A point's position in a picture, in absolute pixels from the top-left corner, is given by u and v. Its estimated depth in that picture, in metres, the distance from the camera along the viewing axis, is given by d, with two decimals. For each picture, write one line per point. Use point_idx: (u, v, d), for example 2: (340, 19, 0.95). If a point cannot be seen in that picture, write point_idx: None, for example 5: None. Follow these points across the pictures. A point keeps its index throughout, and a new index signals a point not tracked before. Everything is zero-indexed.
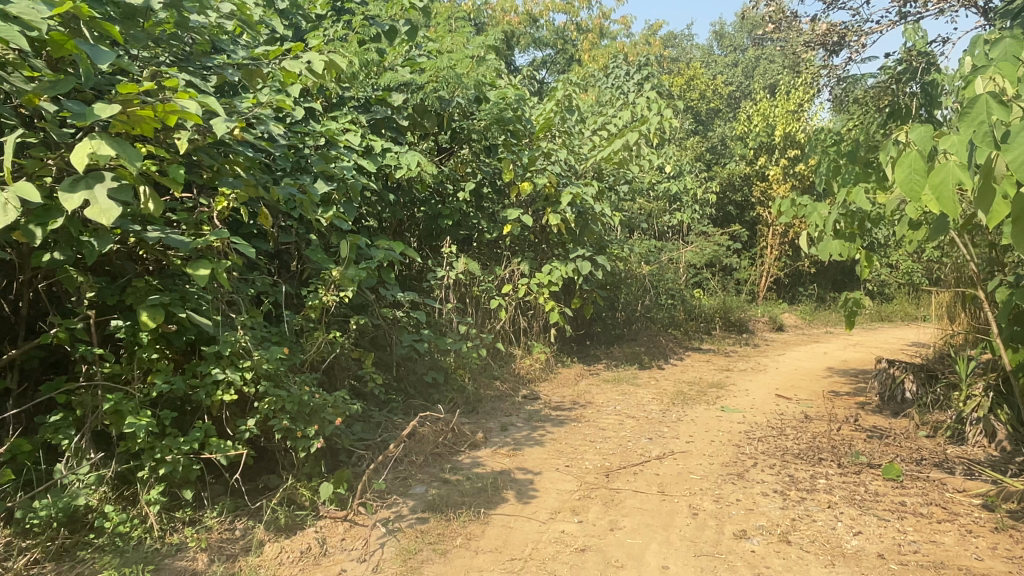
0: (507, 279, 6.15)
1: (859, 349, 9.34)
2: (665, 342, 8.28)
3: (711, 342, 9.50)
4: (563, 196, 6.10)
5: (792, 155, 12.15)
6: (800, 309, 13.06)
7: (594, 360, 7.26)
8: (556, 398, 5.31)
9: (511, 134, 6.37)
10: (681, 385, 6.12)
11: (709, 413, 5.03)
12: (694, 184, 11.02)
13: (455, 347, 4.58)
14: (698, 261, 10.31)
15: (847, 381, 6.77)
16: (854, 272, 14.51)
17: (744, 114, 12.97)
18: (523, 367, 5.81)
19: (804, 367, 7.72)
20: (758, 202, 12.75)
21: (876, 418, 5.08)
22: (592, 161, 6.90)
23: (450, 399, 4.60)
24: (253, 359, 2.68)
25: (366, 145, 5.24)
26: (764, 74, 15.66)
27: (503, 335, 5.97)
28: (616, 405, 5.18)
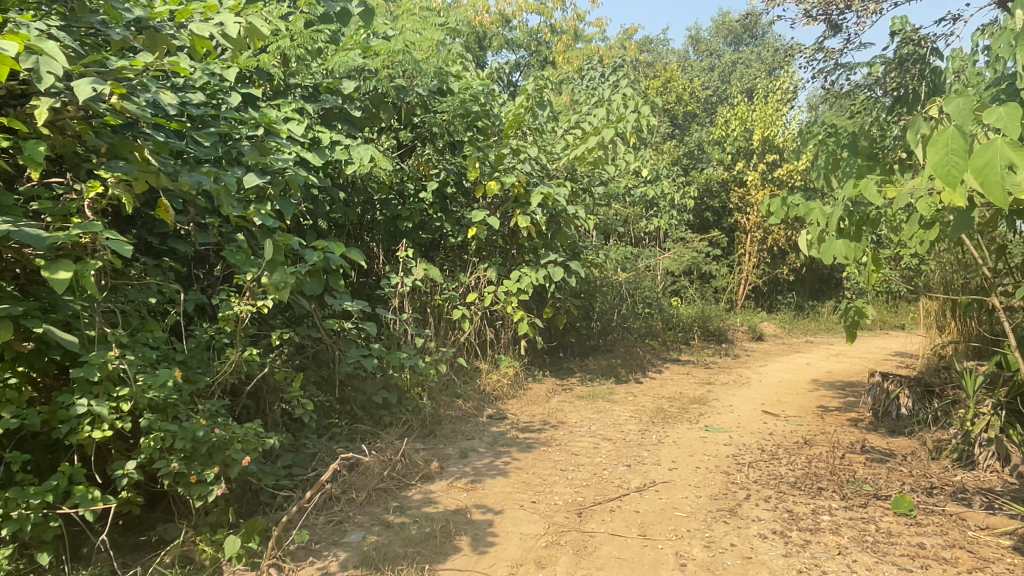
0: (473, 287, 5.64)
1: (842, 360, 8.99)
2: (643, 353, 7.83)
3: (690, 353, 9.08)
4: (534, 196, 5.55)
5: (770, 160, 11.84)
6: (779, 318, 12.75)
7: (568, 374, 6.77)
8: (524, 418, 4.81)
9: (478, 130, 5.89)
10: (660, 401, 5.65)
11: (693, 434, 4.56)
12: (672, 189, 10.65)
13: (409, 363, 4.06)
14: (676, 268, 9.92)
15: (836, 395, 6.37)
16: (832, 280, 14.26)
17: (722, 118, 12.65)
18: (489, 384, 5.30)
19: (788, 380, 7.31)
20: (736, 208, 12.43)
21: (873, 438, 4.65)
22: (565, 161, 6.45)
23: (404, 422, 4.07)
24: (133, 386, 2.15)
25: (313, 137, 4.75)
26: (740, 78, 15.40)
27: (468, 348, 5.46)
28: (591, 425, 4.68)
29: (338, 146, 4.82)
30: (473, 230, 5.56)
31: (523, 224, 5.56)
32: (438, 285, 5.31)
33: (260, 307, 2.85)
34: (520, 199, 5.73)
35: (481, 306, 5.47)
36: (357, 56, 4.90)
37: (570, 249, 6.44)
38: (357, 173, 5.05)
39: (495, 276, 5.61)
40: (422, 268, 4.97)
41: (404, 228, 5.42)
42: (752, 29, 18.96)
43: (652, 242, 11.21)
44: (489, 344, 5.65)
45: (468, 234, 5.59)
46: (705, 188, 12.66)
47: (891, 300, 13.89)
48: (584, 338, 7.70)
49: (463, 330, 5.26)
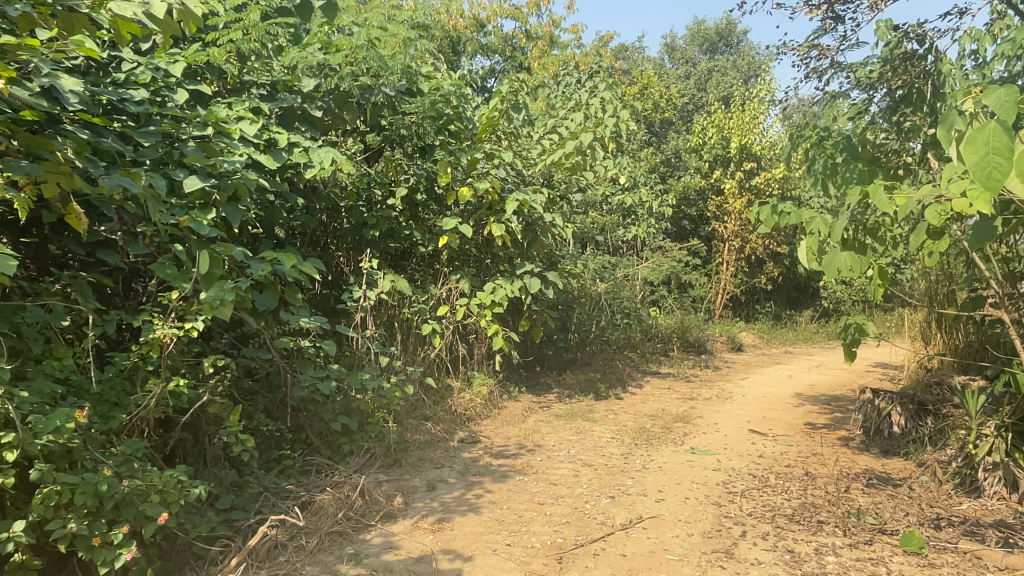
0: (444, 300, 5.30)
1: (823, 371, 8.80)
2: (623, 367, 7.55)
3: (669, 365, 8.83)
4: (509, 203, 5.22)
5: (748, 168, 11.70)
6: (757, 327, 12.58)
7: (545, 390, 6.45)
8: (499, 442, 4.47)
9: (450, 133, 5.58)
10: (642, 420, 5.34)
11: (679, 458, 4.26)
12: (650, 197, 10.43)
13: (372, 386, 3.70)
14: (655, 277, 9.68)
15: (823, 410, 6.13)
16: (809, 289, 14.16)
17: (699, 125, 12.50)
18: (461, 404, 4.95)
19: (772, 393, 7.07)
20: (714, 217, 12.27)
21: (868, 459, 4.40)
22: (542, 166, 6.14)
23: (366, 451, 3.71)
24: (20, 433, 1.81)
25: (269, 139, 4.39)
26: (717, 86, 15.29)
27: (439, 365, 5.11)
28: (571, 449, 4.36)
29: (296, 148, 4.47)
30: (444, 239, 5.22)
31: (497, 232, 5.24)
32: (406, 298, 4.97)
33: (189, 329, 2.50)
34: (495, 206, 5.40)
35: (453, 320, 5.13)
36: (318, 52, 4.56)
37: (547, 260, 6.13)
38: (318, 177, 4.70)
39: (467, 287, 5.28)
40: (389, 280, 4.62)
41: (370, 236, 5.07)
42: (727, 37, 18.94)
43: (629, 251, 10.98)
44: (462, 361, 5.31)
45: (438, 243, 5.26)
46: (683, 196, 12.48)
47: (868, 308, 13.83)
48: (561, 350, 7.39)
49: (433, 346, 4.92)
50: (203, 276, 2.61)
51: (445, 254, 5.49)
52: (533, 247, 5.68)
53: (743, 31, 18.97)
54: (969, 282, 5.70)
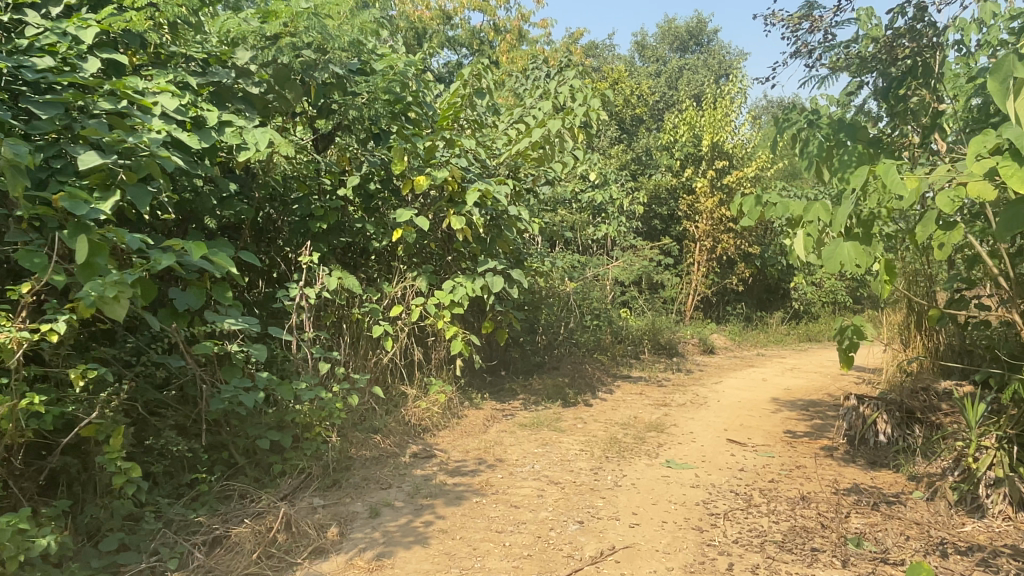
0: (399, 300, 4.84)
1: (798, 375, 8.53)
2: (592, 370, 7.17)
3: (641, 369, 8.48)
4: (469, 193, 4.77)
5: (720, 166, 11.46)
6: (729, 329, 12.35)
7: (509, 397, 6.02)
8: (455, 456, 4.03)
9: (406, 119, 5.14)
10: (614, 429, 4.96)
11: (654, 472, 3.89)
12: (620, 195, 10.10)
13: (308, 396, 3.24)
14: (626, 277, 9.34)
15: (801, 416, 5.83)
16: (779, 290, 13.99)
17: (670, 123, 12.23)
18: (416, 415, 4.50)
19: (747, 398, 6.76)
20: (685, 216, 12.00)
21: (855, 472, 4.07)
22: (507, 156, 5.72)
23: (301, 471, 3.25)
24: None
25: (196, 117, 3.91)
26: (688, 83, 15.07)
27: (392, 371, 4.66)
28: (535, 464, 3.95)
29: (226, 126, 4.01)
30: (398, 232, 4.77)
31: (456, 225, 4.79)
32: (355, 297, 4.51)
33: (46, 333, 2.17)
34: (454, 196, 4.95)
35: (407, 322, 4.68)
36: (253, 20, 4.10)
37: (513, 256, 5.71)
38: (254, 161, 4.23)
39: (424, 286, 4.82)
40: (334, 276, 4.16)
41: (316, 229, 4.61)
42: (697, 36, 18.82)
43: (599, 250, 10.64)
44: (418, 367, 4.85)
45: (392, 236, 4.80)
46: (654, 195, 12.17)
47: (838, 310, 13.72)
48: (527, 354, 6.97)
49: (385, 351, 4.46)
50: (82, 267, 2.22)
51: (401, 249, 5.03)
52: (496, 243, 5.25)
53: (713, 31, 18.85)
54: (953, 282, 5.44)
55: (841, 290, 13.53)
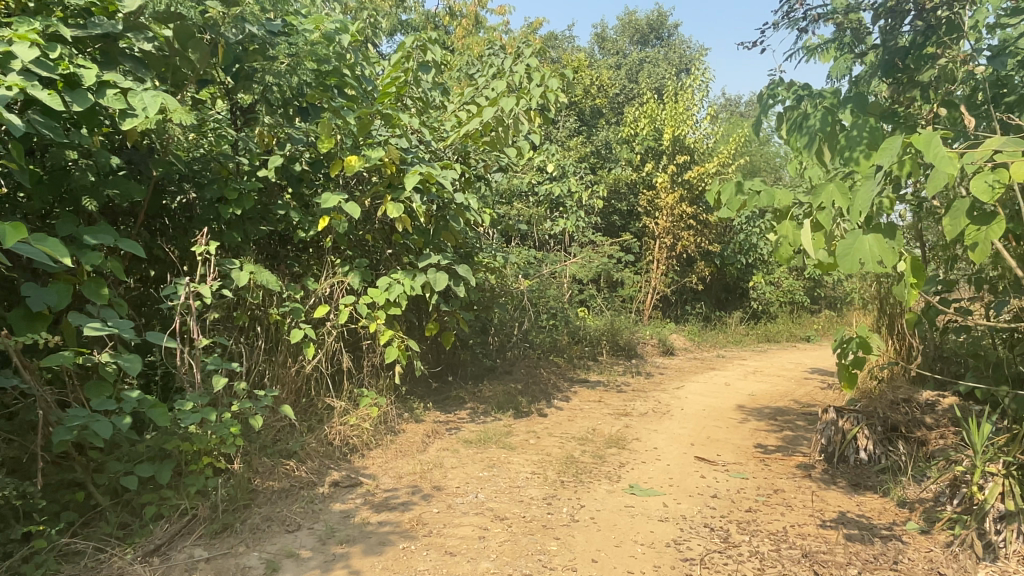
0: (326, 299, 4.21)
1: (760, 378, 8.16)
2: (547, 375, 6.63)
3: (598, 372, 7.99)
4: (409, 177, 4.12)
5: (681, 161, 11.08)
6: (688, 329, 12.00)
7: (455, 407, 5.42)
8: (384, 485, 3.43)
9: (338, 91, 4.50)
10: (570, 445, 4.43)
11: (615, 500, 3.37)
12: (579, 188, 9.62)
13: (190, 422, 2.63)
14: (584, 275, 8.83)
15: (769, 427, 5.42)
16: (738, 290, 13.72)
17: (631, 114, 11.78)
18: (342, 433, 3.88)
19: (712, 405, 6.33)
20: (644, 212, 11.57)
21: (838, 497, 3.63)
22: (455, 139, 5.11)
23: (184, 513, 2.65)
24: None
25: (70, 74, 3.21)
26: (649, 76, 14.64)
27: (316, 381, 4.04)
28: (478, 493, 3.38)
29: (107, 88, 3.28)
30: (324, 220, 4.12)
31: (393, 214, 4.14)
32: (271, 294, 3.88)
33: None
34: (392, 180, 4.29)
35: (334, 324, 4.05)
36: None
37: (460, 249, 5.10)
38: (148, 130, 3.54)
39: (356, 283, 4.17)
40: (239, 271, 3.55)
41: (225, 215, 3.97)
42: (658, 30, 18.49)
43: (557, 246, 10.16)
44: (348, 376, 4.23)
45: (317, 224, 4.15)
46: (614, 189, 11.71)
47: (795, 310, 13.54)
48: (478, 357, 6.39)
49: (305, 358, 3.84)
50: None
51: (329, 239, 4.36)
52: (440, 236, 4.55)
53: (673, 25, 18.54)
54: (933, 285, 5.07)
55: (799, 290, 13.34)
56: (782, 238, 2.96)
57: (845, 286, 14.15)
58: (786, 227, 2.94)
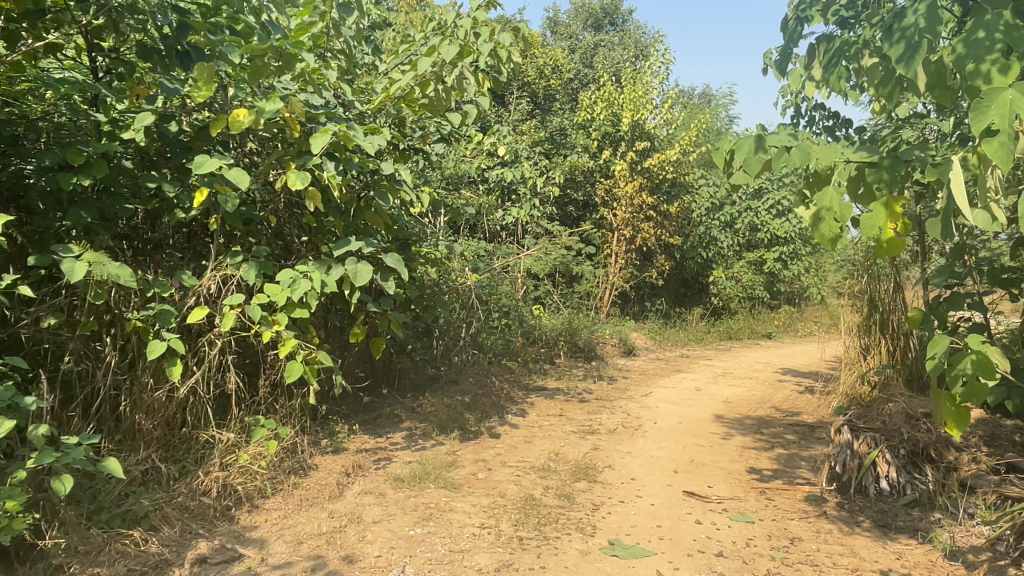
0: (208, 300, 3.20)
1: (732, 381, 7.46)
2: (499, 384, 5.74)
3: (556, 377, 7.15)
4: (317, 136, 3.14)
5: (641, 147, 10.34)
6: (648, 326, 11.28)
7: (389, 429, 4.47)
8: (275, 557, 2.48)
9: (231, 34, 3.51)
10: (528, 478, 3.55)
11: (590, 568, 2.52)
12: (533, 173, 8.81)
13: None
14: (540, 269, 7.98)
15: (756, 443, 4.67)
16: (697, 285, 13.12)
17: (587, 97, 10.99)
18: (224, 479, 2.90)
19: (686, 415, 5.56)
20: (601, 202, 10.77)
21: (868, 548, 2.87)
22: (385, 100, 4.15)
23: None
24: None
25: None
26: (605, 59, 13.93)
27: (191, 409, 3.06)
28: (405, 565, 2.47)
29: None
30: (204, 192, 3.12)
31: (296, 186, 3.16)
32: (128, 293, 2.97)
33: None
34: (298, 144, 3.30)
35: (217, 332, 3.06)
36: None
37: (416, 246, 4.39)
38: None
39: (251, 276, 3.18)
40: (72, 261, 2.65)
41: (67, 186, 2.98)
42: (612, 15, 17.86)
43: (508, 237, 9.32)
44: (239, 401, 3.24)
45: (195, 198, 3.14)
46: (569, 177, 10.90)
47: (755, 306, 13.02)
48: (418, 364, 5.44)
49: (169, 380, 2.88)
50: None
51: (215, 221, 3.35)
52: (363, 219, 3.59)
53: (627, 10, 17.97)
54: (944, 278, 4.41)
55: (759, 285, 12.80)
56: (821, 210, 2.19)
57: (805, 281, 13.69)
58: (828, 195, 2.18)
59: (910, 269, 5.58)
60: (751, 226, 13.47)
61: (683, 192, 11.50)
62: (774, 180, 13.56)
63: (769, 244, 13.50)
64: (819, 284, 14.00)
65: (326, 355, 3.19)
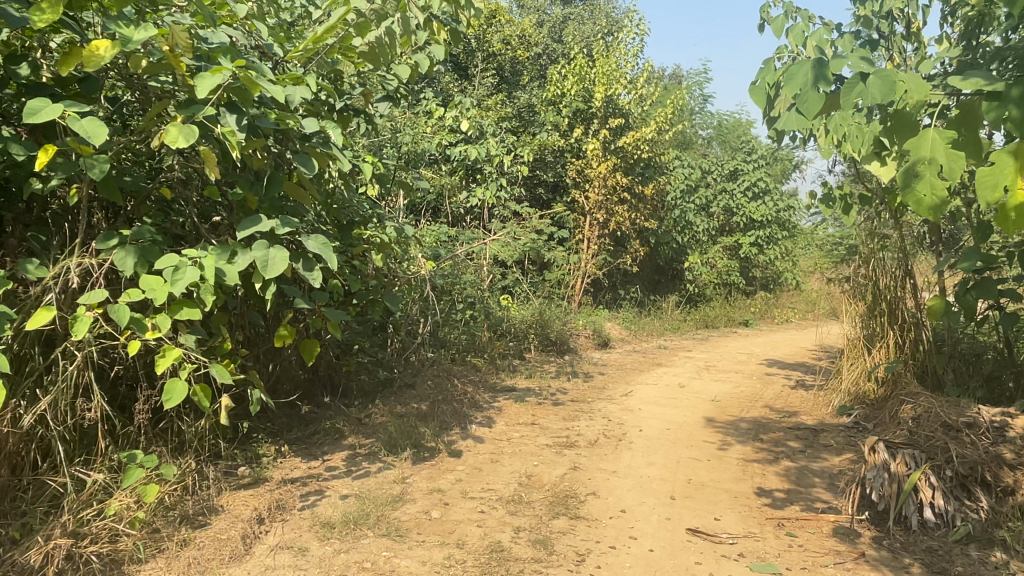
0: (68, 297, 2.43)
1: (717, 376, 6.85)
2: (462, 386, 5.02)
3: (525, 374, 6.43)
4: (206, 75, 2.34)
5: (615, 125, 9.66)
6: (622, 315, 10.62)
7: (327, 448, 3.71)
8: None
9: None
10: (496, 515, 2.85)
11: None
12: (500, 150, 8.08)
13: None
14: (507, 255, 7.24)
15: (758, 455, 4.03)
16: (672, 271, 12.50)
17: (558, 72, 10.25)
18: (74, 545, 2.13)
19: (674, 418, 4.91)
20: (572, 183, 10.06)
21: None
22: (316, 49, 3.29)
23: None
24: None
25: None
26: (576, 33, 13.19)
27: (38, 444, 2.29)
28: None
29: None
30: (51, 153, 2.31)
31: (178, 143, 2.35)
32: None
33: None
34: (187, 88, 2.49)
35: (72, 341, 2.28)
36: None
37: (378, 239, 3.80)
38: None
39: (125, 264, 2.42)
40: None
41: None
42: None
43: (473, 221, 8.57)
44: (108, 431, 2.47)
45: (41, 159, 2.34)
46: (538, 156, 10.15)
47: (731, 293, 12.50)
48: (366, 366, 4.67)
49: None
50: None
51: (78, 191, 2.55)
52: (279, 191, 2.79)
53: None
54: (974, 264, 3.83)
55: (735, 271, 12.28)
56: (920, 161, 1.72)
57: (780, 266, 13.20)
58: (929, 140, 1.72)
59: (920, 253, 5.00)
60: (726, 209, 12.92)
61: (658, 173, 10.87)
62: (750, 162, 13.04)
63: (744, 228, 12.98)
64: (793, 269, 13.57)
65: (223, 371, 2.43)
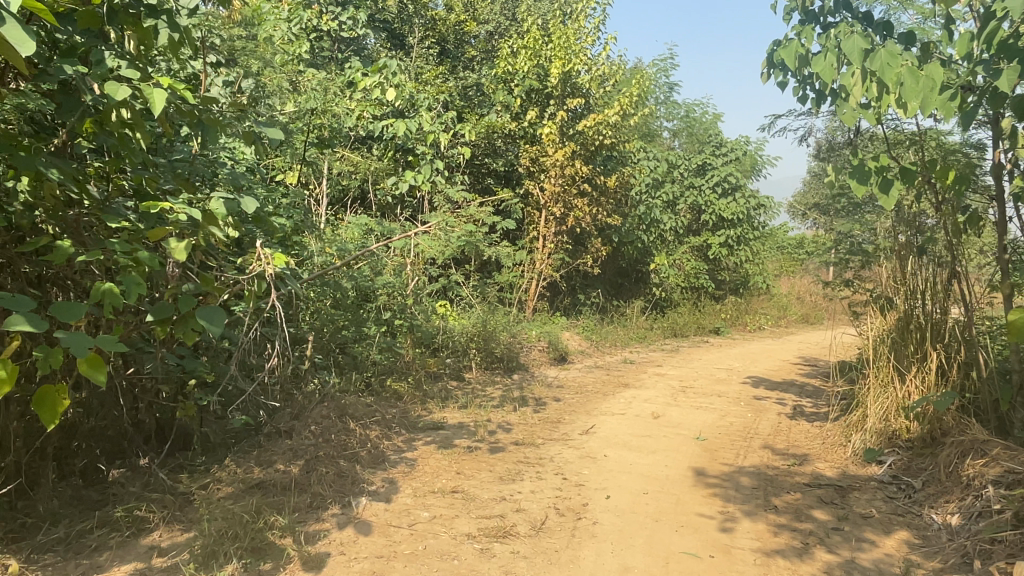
0: None
1: (698, 402, 5.57)
2: (361, 430, 3.62)
3: (458, 403, 5.03)
4: None
5: (573, 105, 8.37)
6: (581, 323, 9.28)
7: (106, 557, 2.32)
8: None
9: None
10: None
11: None
12: (435, 126, 6.68)
13: None
14: (439, 253, 5.85)
15: (778, 540, 2.76)
16: (637, 274, 11.25)
17: (509, 44, 8.92)
18: None
19: (653, 472, 3.59)
20: (525, 172, 8.72)
21: None
22: None
23: None
24: None
25: None
26: (534, 9, 11.87)
27: None
28: None
29: None
30: None
31: None
32: None
33: None
34: None
35: None
36: None
37: (189, 216, 2.37)
38: None
39: None
40: None
41: None
42: None
43: (403, 213, 7.14)
44: None
45: None
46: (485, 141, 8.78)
47: (701, 299, 11.31)
48: (216, 408, 3.27)
49: None
50: None
51: None
52: None
53: None
54: None
55: (703, 274, 11.10)
56: None
57: (752, 269, 12.07)
58: None
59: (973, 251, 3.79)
60: (694, 207, 11.79)
61: (622, 164, 9.63)
62: (720, 156, 11.90)
63: (713, 227, 11.84)
64: (765, 272, 12.47)
65: None
